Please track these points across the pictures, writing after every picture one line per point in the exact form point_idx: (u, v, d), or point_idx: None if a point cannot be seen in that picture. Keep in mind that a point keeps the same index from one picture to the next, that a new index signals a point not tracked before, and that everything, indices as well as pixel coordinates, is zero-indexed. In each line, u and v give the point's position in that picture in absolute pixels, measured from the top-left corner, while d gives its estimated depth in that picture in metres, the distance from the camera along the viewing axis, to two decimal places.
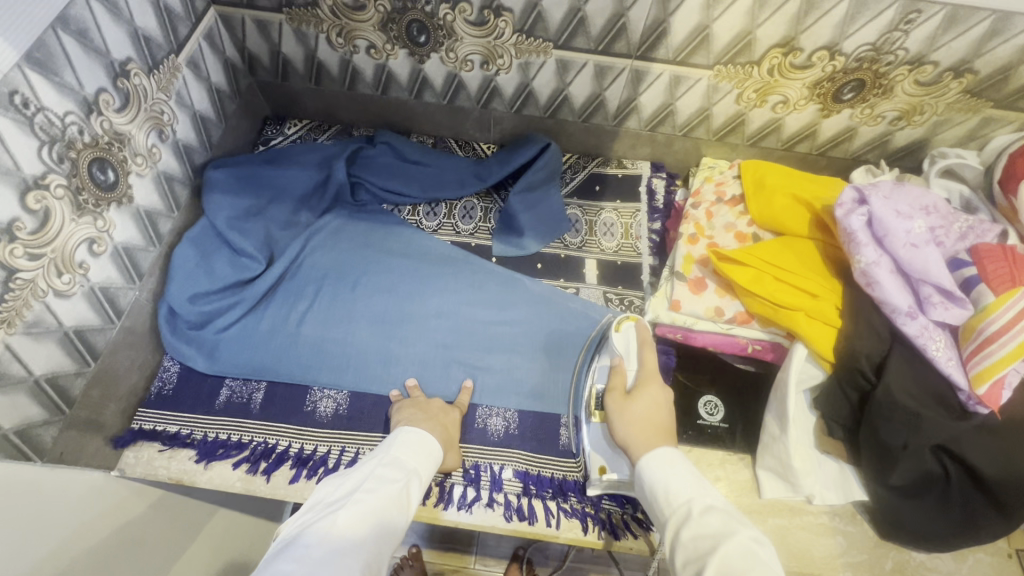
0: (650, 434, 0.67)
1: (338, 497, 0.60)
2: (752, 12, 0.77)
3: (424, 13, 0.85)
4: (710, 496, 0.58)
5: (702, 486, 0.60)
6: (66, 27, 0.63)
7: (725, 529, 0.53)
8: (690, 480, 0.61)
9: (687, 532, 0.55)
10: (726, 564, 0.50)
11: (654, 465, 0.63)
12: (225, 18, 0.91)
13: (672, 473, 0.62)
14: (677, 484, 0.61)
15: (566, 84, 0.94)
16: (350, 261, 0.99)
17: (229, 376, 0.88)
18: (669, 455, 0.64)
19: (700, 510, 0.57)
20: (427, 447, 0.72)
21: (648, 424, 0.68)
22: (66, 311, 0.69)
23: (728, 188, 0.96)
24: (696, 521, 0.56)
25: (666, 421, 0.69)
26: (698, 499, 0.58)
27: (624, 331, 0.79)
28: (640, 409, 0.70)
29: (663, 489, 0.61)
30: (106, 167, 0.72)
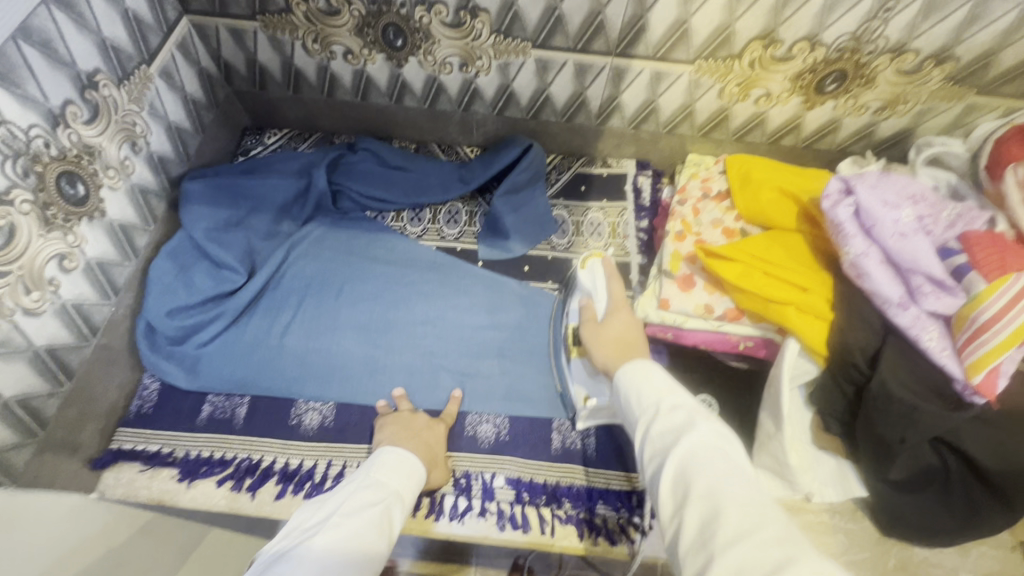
0: (622, 350, 0.66)
1: (315, 522, 0.57)
2: (730, 5, 0.76)
3: (400, 16, 0.84)
4: (680, 393, 0.55)
5: (674, 387, 0.56)
6: (29, 38, 0.61)
7: (692, 423, 0.51)
8: (663, 383, 0.56)
9: (653, 427, 0.52)
10: (690, 460, 0.48)
11: (626, 376, 0.59)
12: (199, 28, 0.90)
13: (647, 378, 0.58)
14: (642, 389, 0.57)
15: (547, 84, 0.93)
16: (333, 270, 0.97)
17: (212, 392, 0.86)
18: (639, 366, 0.59)
19: (670, 407, 0.54)
20: (410, 468, 0.69)
21: (620, 344, 0.67)
22: (37, 330, 0.67)
23: (714, 183, 0.94)
24: (662, 419, 0.52)
25: (640, 339, 0.68)
26: (667, 397, 0.55)
27: (590, 268, 0.82)
28: (613, 331, 0.70)
29: (634, 395, 0.57)
30: (75, 181, 0.70)
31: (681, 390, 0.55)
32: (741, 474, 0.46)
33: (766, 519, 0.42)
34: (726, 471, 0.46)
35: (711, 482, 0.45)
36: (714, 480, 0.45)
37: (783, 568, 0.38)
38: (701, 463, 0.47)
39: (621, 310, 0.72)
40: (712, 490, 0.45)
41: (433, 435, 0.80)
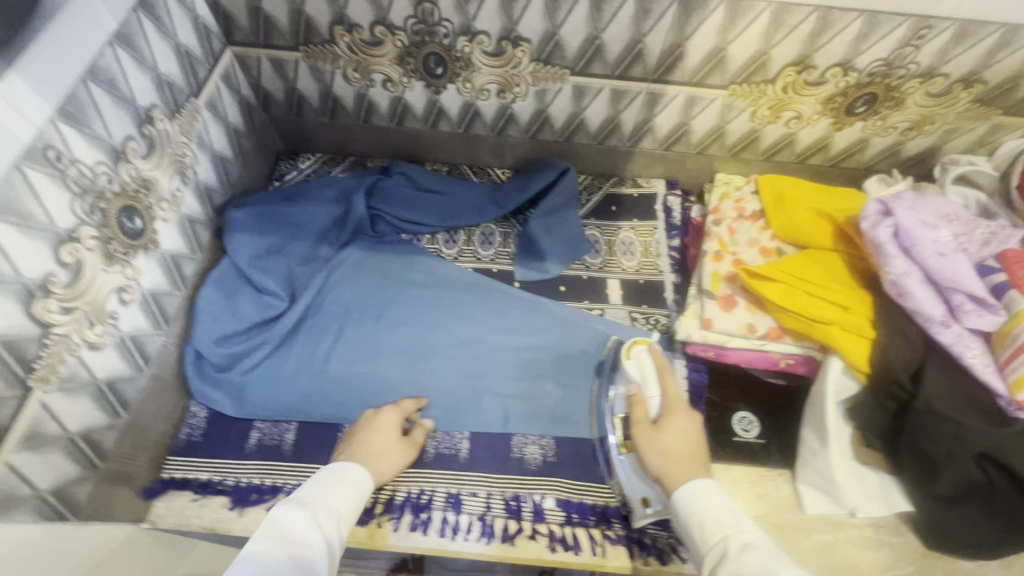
0: (685, 465, 0.67)
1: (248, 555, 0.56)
2: (767, 34, 0.78)
3: (442, 46, 0.85)
4: (748, 530, 0.58)
5: (739, 517, 0.60)
6: (95, 78, 0.63)
7: (767, 565, 0.53)
8: (729, 517, 0.60)
9: (723, 568, 0.55)
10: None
11: (692, 493, 0.64)
12: (241, 59, 0.91)
13: (711, 503, 0.62)
14: (716, 515, 0.60)
15: (582, 109, 0.95)
16: (372, 294, 0.98)
17: (258, 418, 0.86)
18: (702, 487, 0.64)
19: (737, 546, 0.57)
20: (328, 475, 0.67)
21: (680, 455, 0.69)
22: (98, 363, 0.68)
23: (748, 204, 0.96)
24: (734, 556, 0.56)
25: (701, 454, 0.69)
26: (734, 533, 0.58)
27: (637, 358, 0.82)
28: (671, 439, 0.70)
29: (701, 525, 0.61)
30: (133, 215, 0.71)
31: (748, 524, 0.59)
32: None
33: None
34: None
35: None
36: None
37: None
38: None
39: (680, 413, 0.73)
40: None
41: (388, 433, 0.77)
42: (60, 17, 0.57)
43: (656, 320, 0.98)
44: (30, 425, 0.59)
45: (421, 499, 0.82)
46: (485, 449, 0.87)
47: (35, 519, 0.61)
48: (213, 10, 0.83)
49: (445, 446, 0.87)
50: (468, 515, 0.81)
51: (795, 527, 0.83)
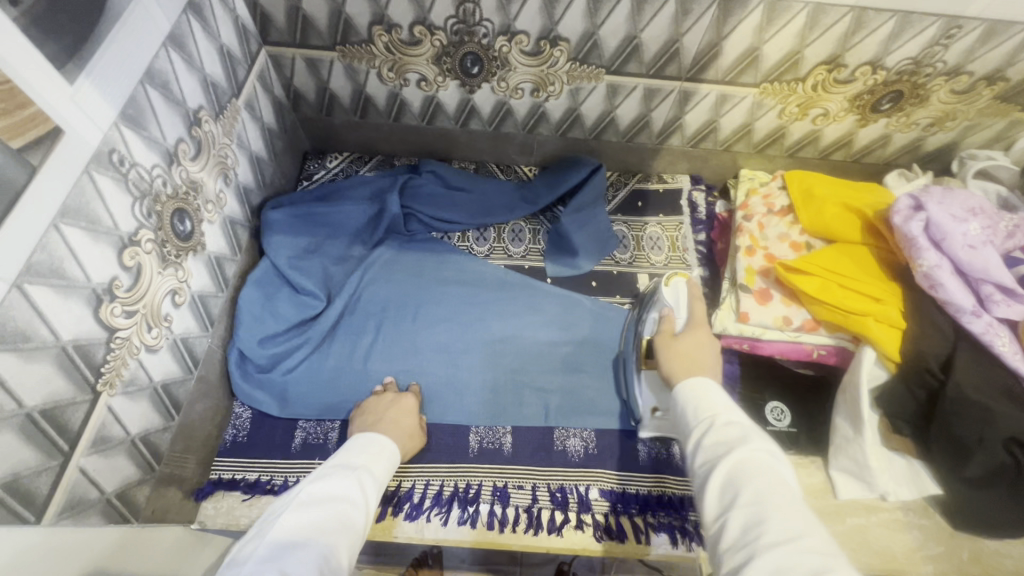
0: (689, 366, 0.66)
1: (287, 499, 0.54)
2: (802, 33, 0.80)
3: (480, 46, 0.86)
4: (733, 411, 0.55)
5: (731, 407, 0.56)
6: (152, 81, 0.63)
7: (745, 437, 0.51)
8: (723, 401, 0.57)
9: (706, 438, 0.53)
10: (740, 469, 0.48)
11: (688, 390, 0.60)
12: (275, 59, 0.91)
13: (705, 394, 0.58)
14: (708, 400, 0.57)
15: (614, 107, 0.96)
16: (407, 292, 0.99)
17: (302, 418, 0.87)
18: (699, 385, 0.60)
19: (724, 421, 0.54)
20: (373, 446, 0.67)
21: (688, 360, 0.67)
22: (155, 366, 0.68)
23: (776, 200, 0.98)
24: (714, 433, 0.53)
25: (709, 361, 0.67)
26: (724, 412, 0.55)
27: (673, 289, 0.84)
28: (686, 346, 0.70)
29: (692, 408, 0.58)
30: (184, 217, 0.71)
31: (735, 408, 0.56)
32: (788, 488, 0.46)
33: (804, 528, 0.42)
34: (770, 483, 0.46)
35: (757, 491, 0.46)
36: (762, 488, 0.46)
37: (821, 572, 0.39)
38: (749, 472, 0.47)
39: (698, 327, 0.73)
40: (757, 496, 0.45)
41: (400, 410, 0.81)
42: (117, 32, 0.56)
43: None
44: (98, 429, 0.59)
45: (468, 493, 0.83)
46: (527, 442, 0.88)
47: (102, 522, 0.62)
48: (252, 9, 0.82)
49: (489, 441, 0.88)
50: (515, 507, 0.82)
51: (828, 511, 0.87)
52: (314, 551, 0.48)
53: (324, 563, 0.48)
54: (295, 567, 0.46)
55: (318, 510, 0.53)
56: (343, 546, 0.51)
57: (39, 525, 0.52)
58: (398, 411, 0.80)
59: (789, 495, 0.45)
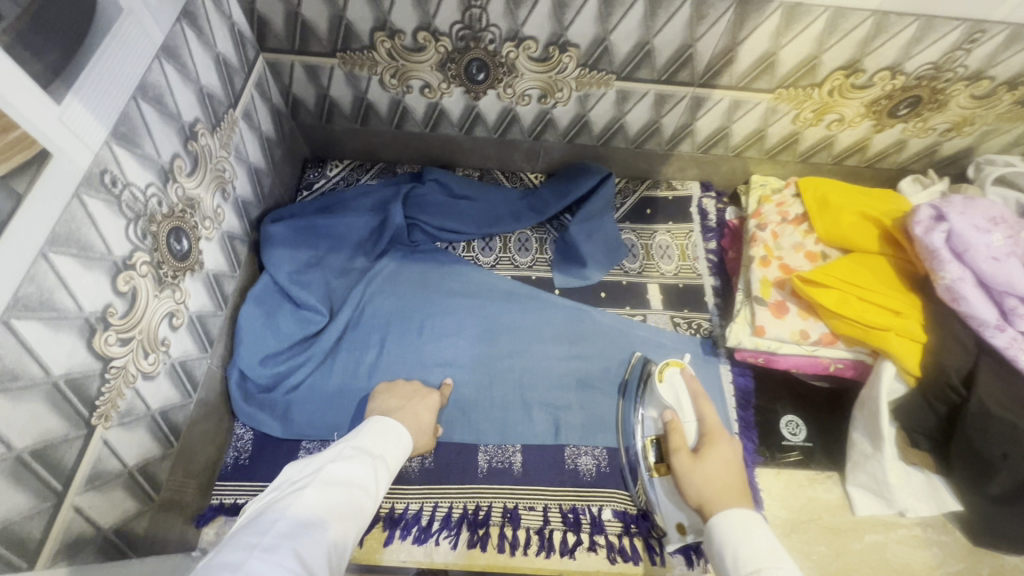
0: (723, 494, 0.60)
1: (304, 476, 0.55)
2: (820, 38, 0.78)
3: (486, 52, 0.83)
4: (784, 563, 0.50)
5: (782, 555, 0.51)
6: (145, 95, 0.59)
7: None
8: (765, 547, 0.52)
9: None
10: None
11: (728, 525, 0.55)
12: (273, 65, 0.88)
13: (749, 535, 0.54)
14: (753, 544, 0.52)
15: (623, 113, 0.94)
16: (413, 305, 0.96)
17: (305, 439, 0.84)
18: (741, 520, 0.55)
19: None
20: (394, 434, 0.66)
21: (720, 487, 0.61)
22: (153, 393, 0.65)
23: (790, 208, 0.96)
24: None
25: (741, 485, 0.61)
26: (769, 565, 0.50)
27: (670, 381, 0.79)
28: (713, 468, 0.63)
29: (733, 553, 0.53)
30: (181, 236, 0.68)
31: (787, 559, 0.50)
32: None
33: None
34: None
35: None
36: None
37: None
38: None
39: (720, 438, 0.66)
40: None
41: (423, 405, 0.79)
42: (108, 46, 0.53)
43: (698, 325, 0.97)
44: (93, 464, 0.56)
45: (478, 515, 0.81)
46: (537, 460, 0.86)
47: (100, 559, 0.59)
48: (248, 15, 0.79)
49: (498, 460, 0.85)
50: (525, 529, 0.80)
51: (845, 528, 0.85)
52: (325, 541, 0.49)
53: (333, 553, 0.49)
54: (308, 553, 0.47)
55: (333, 496, 0.54)
56: (349, 539, 0.53)
57: (33, 569, 0.49)
58: (422, 404, 0.79)
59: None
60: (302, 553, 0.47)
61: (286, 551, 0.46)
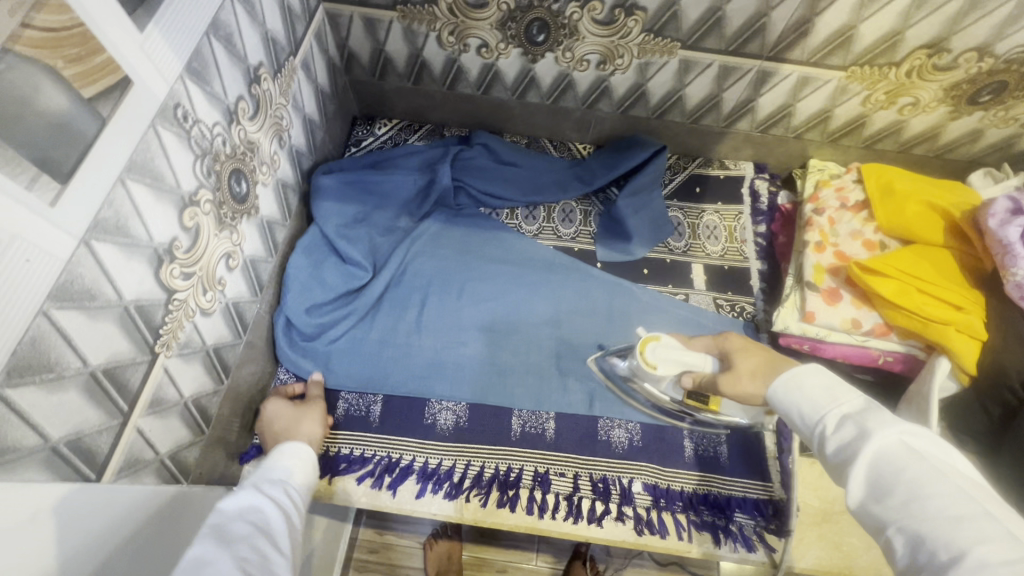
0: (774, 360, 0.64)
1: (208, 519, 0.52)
2: (907, 12, 0.74)
3: (550, 11, 0.81)
4: (844, 402, 0.52)
5: (836, 391, 0.53)
6: (217, 32, 0.60)
7: (864, 432, 0.48)
8: (819, 391, 0.54)
9: (827, 445, 0.50)
10: (880, 465, 0.46)
11: (782, 385, 0.57)
12: (333, 16, 0.88)
13: (802, 386, 0.55)
14: (810, 397, 0.54)
15: (684, 85, 0.91)
16: (454, 268, 0.96)
17: (345, 389, 0.87)
18: (795, 374, 0.56)
19: (833, 421, 0.51)
20: (295, 467, 0.65)
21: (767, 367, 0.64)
22: (209, 329, 0.67)
23: (850, 193, 0.92)
24: (832, 436, 0.50)
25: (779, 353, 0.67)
26: (830, 405, 0.52)
27: (662, 357, 0.76)
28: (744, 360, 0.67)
29: (797, 411, 0.55)
30: (241, 178, 0.69)
31: (843, 393, 0.53)
32: (939, 476, 0.44)
33: (975, 516, 0.41)
34: (920, 474, 0.44)
35: (907, 485, 0.44)
36: (911, 483, 0.44)
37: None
38: (891, 466, 0.46)
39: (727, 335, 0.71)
40: (912, 491, 0.44)
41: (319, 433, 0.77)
42: None
43: (741, 308, 0.95)
44: (155, 390, 0.58)
45: (509, 477, 0.82)
46: (570, 430, 0.86)
47: (156, 482, 0.61)
48: None
49: (531, 425, 0.86)
50: (555, 494, 0.81)
51: None
52: (230, 563, 0.44)
53: (250, 566, 0.45)
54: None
55: (235, 525, 0.49)
56: (268, 551, 0.48)
57: (100, 483, 0.52)
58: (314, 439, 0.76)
59: (939, 480, 0.44)
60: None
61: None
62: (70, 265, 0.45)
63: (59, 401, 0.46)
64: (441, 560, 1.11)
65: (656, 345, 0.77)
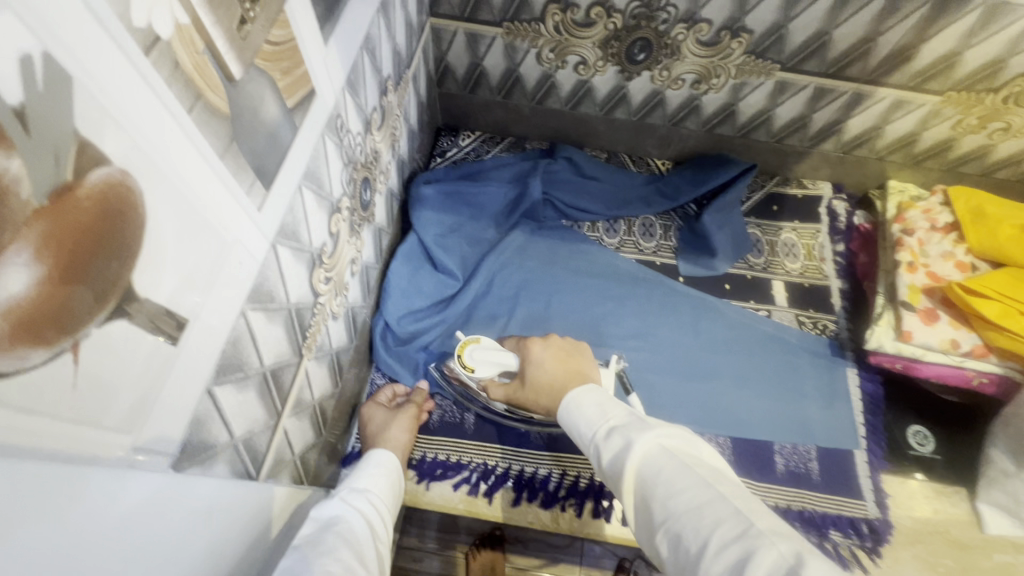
0: (569, 378, 0.70)
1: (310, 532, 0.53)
2: (1014, 41, 0.75)
3: (655, 32, 0.83)
4: (613, 417, 0.56)
5: (607, 408, 0.58)
6: (366, 46, 0.62)
7: (627, 444, 0.51)
8: (598, 407, 0.58)
9: (602, 458, 0.53)
10: (645, 469, 0.49)
11: (569, 406, 0.61)
12: (437, 31, 0.90)
13: (582, 405, 0.60)
14: (585, 415, 0.58)
15: (775, 105, 0.92)
16: (542, 280, 0.98)
17: (440, 395, 0.88)
18: (578, 396, 0.61)
19: (608, 433, 0.54)
20: (385, 471, 0.69)
21: (564, 377, 0.70)
22: (335, 333, 0.68)
23: (938, 215, 0.93)
24: (606, 450, 0.53)
25: (576, 359, 0.74)
26: (602, 421, 0.56)
27: (479, 360, 0.80)
28: (545, 368, 0.73)
29: (579, 430, 0.58)
30: (367, 186, 0.71)
31: (614, 410, 0.57)
32: (690, 470, 0.47)
33: (710, 500, 0.43)
34: (672, 473, 0.47)
35: (664, 484, 0.47)
36: (667, 480, 0.47)
37: (748, 548, 0.39)
38: (652, 468, 0.48)
39: (532, 342, 0.76)
40: (667, 490, 0.46)
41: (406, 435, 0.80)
42: None
43: (824, 325, 0.97)
44: (298, 391, 0.59)
45: (603, 487, 0.82)
46: None
47: (290, 483, 0.62)
48: None
49: None
50: None
51: (975, 544, 0.83)
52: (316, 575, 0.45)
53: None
54: None
55: (326, 538, 0.52)
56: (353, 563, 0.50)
57: (258, 480, 0.53)
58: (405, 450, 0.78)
59: (683, 473, 0.46)
60: None
61: None
62: (263, 267, 0.46)
63: (243, 400, 0.47)
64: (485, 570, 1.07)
65: (475, 347, 0.81)
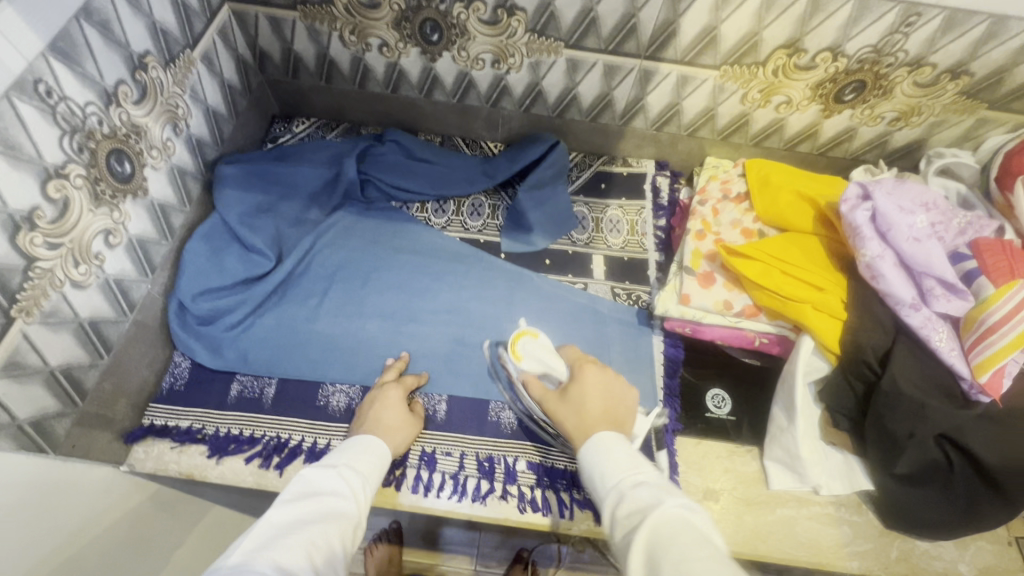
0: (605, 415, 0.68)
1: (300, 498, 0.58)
2: (758, 14, 0.80)
3: (438, 12, 0.87)
4: (641, 471, 0.58)
5: (637, 461, 0.59)
6: (89, 18, 0.63)
7: (656, 501, 0.53)
8: (628, 459, 0.60)
9: (620, 508, 0.54)
10: (657, 533, 0.49)
11: (595, 445, 0.62)
12: (239, 15, 0.92)
13: (611, 452, 0.61)
14: (613, 461, 0.60)
15: (575, 84, 0.96)
16: (361, 258, 1.00)
17: (239, 371, 0.88)
18: (606, 439, 0.62)
19: (632, 487, 0.56)
20: (376, 450, 0.69)
21: (598, 411, 0.68)
22: (82, 302, 0.69)
23: (733, 185, 0.98)
24: (626, 500, 0.55)
25: (623, 395, 0.72)
26: (628, 473, 0.58)
27: (529, 352, 0.84)
28: (590, 394, 0.71)
29: (600, 473, 0.60)
30: (123, 159, 0.72)
31: (643, 465, 0.59)
32: (706, 543, 0.47)
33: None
34: (688, 543, 0.47)
35: (676, 552, 0.47)
36: (681, 549, 0.47)
37: None
38: (668, 532, 0.49)
39: (587, 367, 0.75)
40: (679, 557, 0.46)
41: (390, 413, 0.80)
42: None
43: (637, 296, 0.99)
44: (11, 354, 0.60)
45: (396, 457, 0.83)
46: (461, 412, 0.88)
47: (12, 448, 0.62)
48: None
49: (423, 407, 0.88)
50: (440, 473, 0.82)
51: (760, 500, 0.85)
52: (300, 545, 0.52)
53: (315, 552, 0.52)
54: (283, 557, 0.50)
55: (312, 511, 0.56)
56: (333, 540, 0.55)
57: None
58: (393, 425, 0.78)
59: (712, 551, 0.46)
60: (275, 554, 0.50)
61: (264, 562, 0.49)
62: None
63: None
64: (382, 566, 1.09)
65: (528, 340, 0.85)
